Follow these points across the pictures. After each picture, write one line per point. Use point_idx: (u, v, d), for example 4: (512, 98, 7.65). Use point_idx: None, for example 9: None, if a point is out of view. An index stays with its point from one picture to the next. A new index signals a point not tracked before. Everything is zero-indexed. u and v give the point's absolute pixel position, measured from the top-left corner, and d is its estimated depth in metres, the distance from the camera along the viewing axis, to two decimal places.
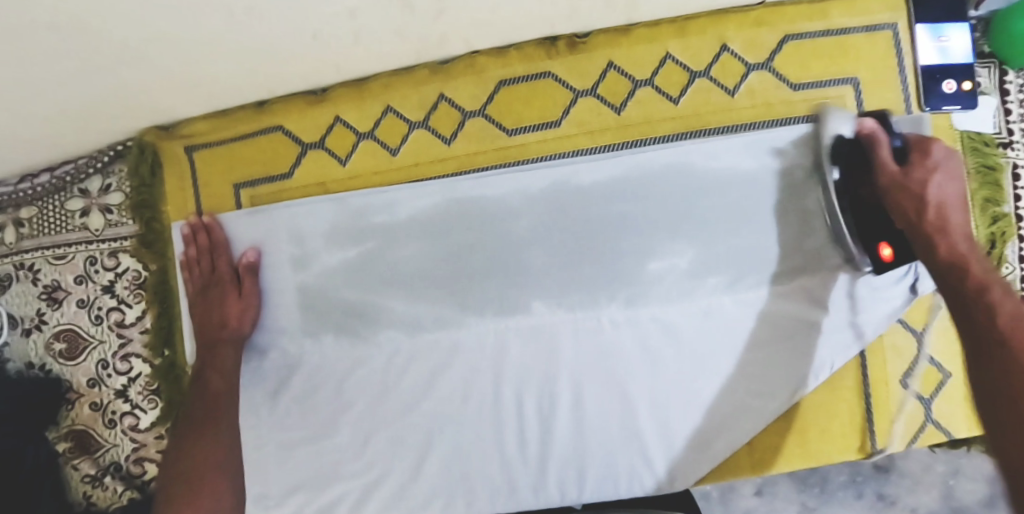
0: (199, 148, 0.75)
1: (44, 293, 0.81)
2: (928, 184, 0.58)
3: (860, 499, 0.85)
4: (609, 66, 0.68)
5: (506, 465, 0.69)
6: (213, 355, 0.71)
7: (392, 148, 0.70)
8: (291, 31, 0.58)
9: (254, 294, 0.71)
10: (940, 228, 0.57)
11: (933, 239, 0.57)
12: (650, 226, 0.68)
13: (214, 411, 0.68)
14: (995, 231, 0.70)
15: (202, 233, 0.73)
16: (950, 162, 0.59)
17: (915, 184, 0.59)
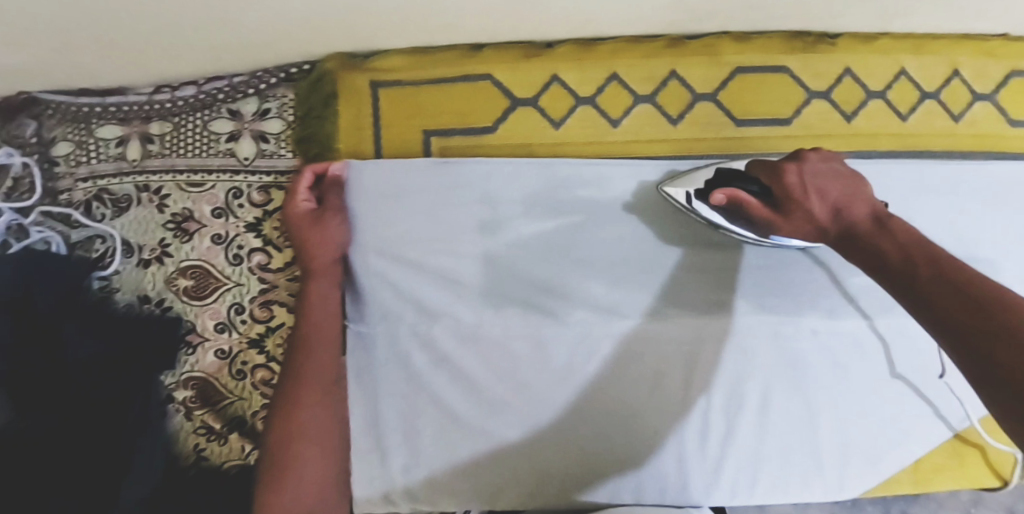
0: (386, 84, 0.66)
1: (171, 222, 0.72)
2: (807, 205, 0.53)
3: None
4: (846, 72, 0.66)
5: (683, 464, 0.67)
6: (299, 325, 0.65)
7: (613, 119, 0.66)
8: None
9: (343, 230, 0.64)
10: (853, 236, 0.52)
11: (854, 247, 0.52)
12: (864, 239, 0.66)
13: (297, 395, 0.66)
14: None
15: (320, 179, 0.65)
16: (804, 171, 0.54)
17: (798, 214, 0.54)
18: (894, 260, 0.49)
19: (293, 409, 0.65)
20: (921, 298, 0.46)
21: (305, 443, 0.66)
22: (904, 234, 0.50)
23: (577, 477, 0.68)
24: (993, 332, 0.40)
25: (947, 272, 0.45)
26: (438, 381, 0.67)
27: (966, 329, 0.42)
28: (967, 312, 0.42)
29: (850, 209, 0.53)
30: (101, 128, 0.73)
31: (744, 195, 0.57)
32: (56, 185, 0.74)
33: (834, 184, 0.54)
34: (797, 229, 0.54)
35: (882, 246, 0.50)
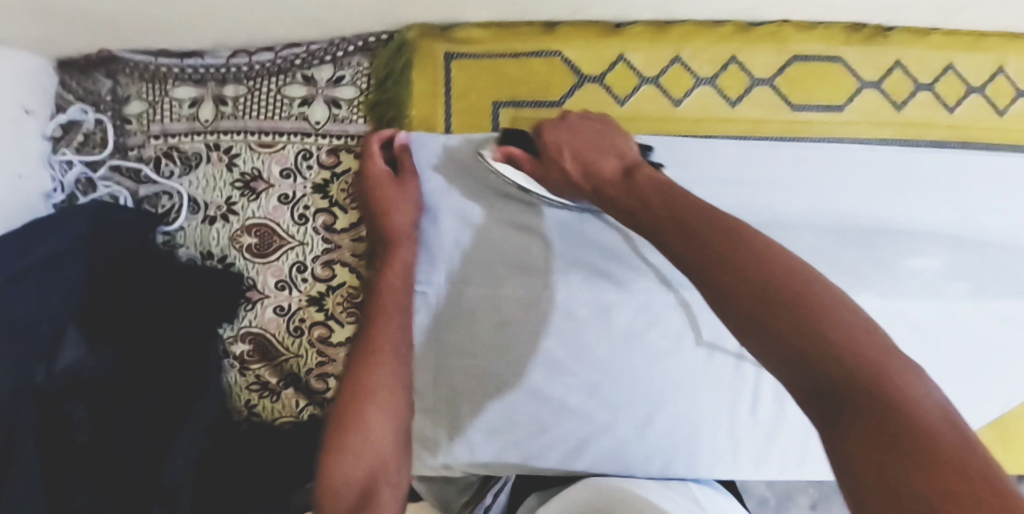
0: (461, 56, 0.70)
1: (239, 181, 0.74)
2: (559, 161, 0.57)
3: None
4: (897, 65, 0.69)
5: (734, 436, 0.69)
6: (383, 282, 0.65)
7: (675, 99, 0.69)
8: None
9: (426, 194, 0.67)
10: (598, 185, 0.53)
11: (598, 198, 0.53)
12: (909, 221, 0.70)
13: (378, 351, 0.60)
14: None
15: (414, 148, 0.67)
16: (558, 129, 0.58)
17: (552, 168, 0.58)
18: (634, 204, 0.47)
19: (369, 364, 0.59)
20: (665, 240, 0.42)
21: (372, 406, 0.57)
22: (641, 182, 0.50)
23: (632, 446, 0.69)
24: (731, 266, 0.37)
25: (682, 210, 0.43)
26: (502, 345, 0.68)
27: (702, 263, 0.38)
28: (710, 246, 0.39)
29: (599, 166, 0.54)
30: (176, 88, 0.75)
31: (516, 153, 0.63)
32: (127, 141, 0.76)
33: (586, 140, 0.57)
34: (558, 180, 0.59)
35: (620, 194, 0.50)
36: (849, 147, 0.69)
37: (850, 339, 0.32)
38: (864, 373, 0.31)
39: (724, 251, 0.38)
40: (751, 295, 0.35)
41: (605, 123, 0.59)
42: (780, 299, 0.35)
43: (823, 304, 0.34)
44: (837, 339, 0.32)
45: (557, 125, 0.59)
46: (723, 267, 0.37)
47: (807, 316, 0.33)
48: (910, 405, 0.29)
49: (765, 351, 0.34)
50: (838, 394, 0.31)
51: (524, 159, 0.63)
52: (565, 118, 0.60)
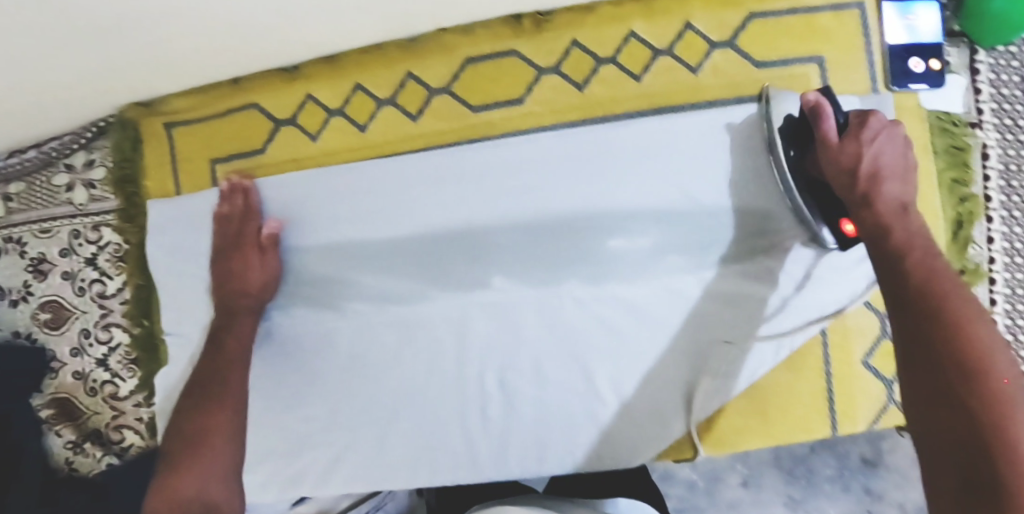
0: (178, 125, 0.77)
1: (30, 265, 0.83)
2: (851, 148, 0.56)
3: (847, 493, 1.00)
4: (573, 45, 0.69)
5: (471, 437, 0.71)
6: (229, 321, 0.71)
7: (361, 125, 0.72)
8: (265, 18, 0.59)
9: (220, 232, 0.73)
10: (878, 234, 0.53)
11: (867, 210, 0.54)
12: (611, 198, 0.67)
13: (207, 382, 0.68)
14: (953, 176, 0.68)
15: (240, 195, 0.73)
16: (885, 126, 0.57)
17: (848, 145, 0.56)
18: (898, 237, 0.52)
19: (202, 394, 0.67)
20: (904, 309, 0.46)
21: (206, 432, 0.65)
22: (919, 222, 0.52)
23: (380, 457, 0.73)
24: (968, 350, 0.42)
25: (944, 283, 0.46)
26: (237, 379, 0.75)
27: (932, 339, 0.43)
28: (930, 325, 0.44)
29: (884, 177, 0.55)
30: None
31: (827, 110, 0.58)
32: None
33: (895, 149, 0.57)
34: (834, 163, 0.57)
35: (891, 223, 0.53)
36: (534, 137, 0.69)
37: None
38: (1010, 468, 0.37)
39: (965, 332, 0.43)
40: (955, 357, 0.42)
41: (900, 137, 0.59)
42: (988, 386, 0.40)
43: (992, 381, 0.40)
44: (1013, 409, 0.39)
45: (880, 118, 0.58)
46: (931, 311, 0.45)
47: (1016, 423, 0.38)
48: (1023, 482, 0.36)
49: (943, 424, 0.41)
50: (975, 465, 0.38)
51: (832, 126, 0.58)
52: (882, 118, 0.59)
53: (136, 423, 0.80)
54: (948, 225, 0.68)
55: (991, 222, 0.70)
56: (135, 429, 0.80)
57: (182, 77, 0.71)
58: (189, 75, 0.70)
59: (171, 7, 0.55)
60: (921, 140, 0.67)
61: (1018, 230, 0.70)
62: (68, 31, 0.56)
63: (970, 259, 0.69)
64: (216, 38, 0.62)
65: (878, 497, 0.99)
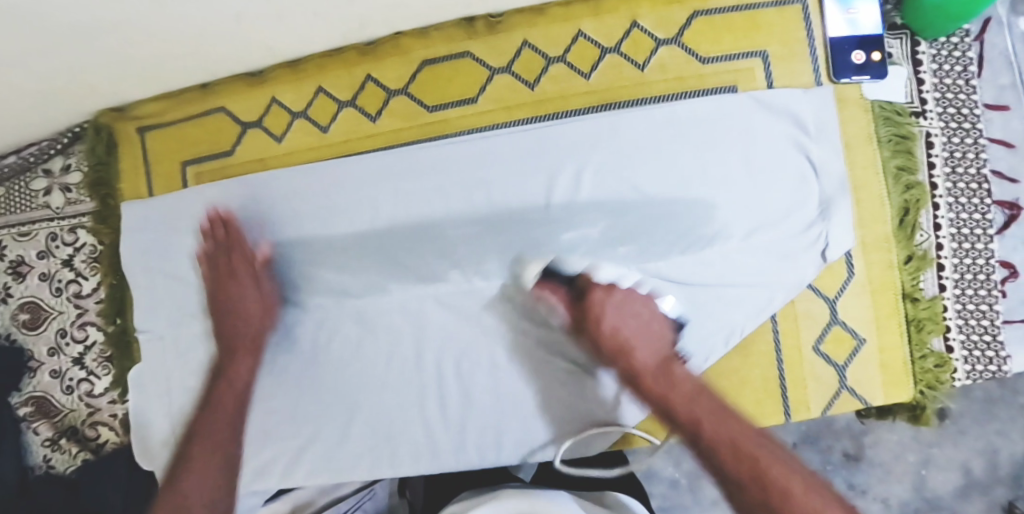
0: (150, 128, 0.81)
1: (10, 268, 0.85)
2: (616, 335, 0.65)
3: None
4: (525, 45, 0.71)
5: (431, 427, 0.73)
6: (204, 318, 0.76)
7: (324, 126, 0.75)
8: (219, 23, 0.61)
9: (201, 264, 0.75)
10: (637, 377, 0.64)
11: (648, 389, 0.64)
12: (562, 193, 0.70)
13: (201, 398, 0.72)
14: (897, 165, 0.70)
15: (221, 229, 0.74)
16: (776, 163, 0.67)
17: (618, 346, 0.65)
18: (683, 414, 0.62)
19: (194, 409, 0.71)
20: (702, 450, 0.60)
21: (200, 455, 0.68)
22: (674, 387, 0.63)
23: (345, 448, 0.75)
24: (753, 464, 0.58)
25: (703, 424, 0.61)
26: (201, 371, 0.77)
27: (726, 467, 0.58)
28: (728, 463, 0.58)
29: (637, 351, 0.65)
30: None
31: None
32: None
33: (787, 185, 0.68)
34: (611, 356, 0.66)
35: (664, 392, 0.63)
36: (486, 134, 0.71)
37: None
38: None
39: (754, 453, 0.58)
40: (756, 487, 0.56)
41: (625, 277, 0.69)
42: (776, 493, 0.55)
43: (784, 492, 0.55)
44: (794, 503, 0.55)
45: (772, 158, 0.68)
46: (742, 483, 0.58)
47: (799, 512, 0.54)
48: None
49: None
50: None
51: (606, 324, 0.65)
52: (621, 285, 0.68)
53: (111, 419, 0.82)
54: (895, 212, 0.70)
55: (938, 210, 0.71)
56: (110, 426, 0.82)
57: (150, 80, 0.74)
58: (156, 78, 0.73)
59: (133, 18, 0.58)
60: (863, 131, 0.70)
61: (964, 216, 0.71)
62: (42, 43, 0.59)
63: (918, 245, 0.71)
64: (178, 44, 0.65)
65: None
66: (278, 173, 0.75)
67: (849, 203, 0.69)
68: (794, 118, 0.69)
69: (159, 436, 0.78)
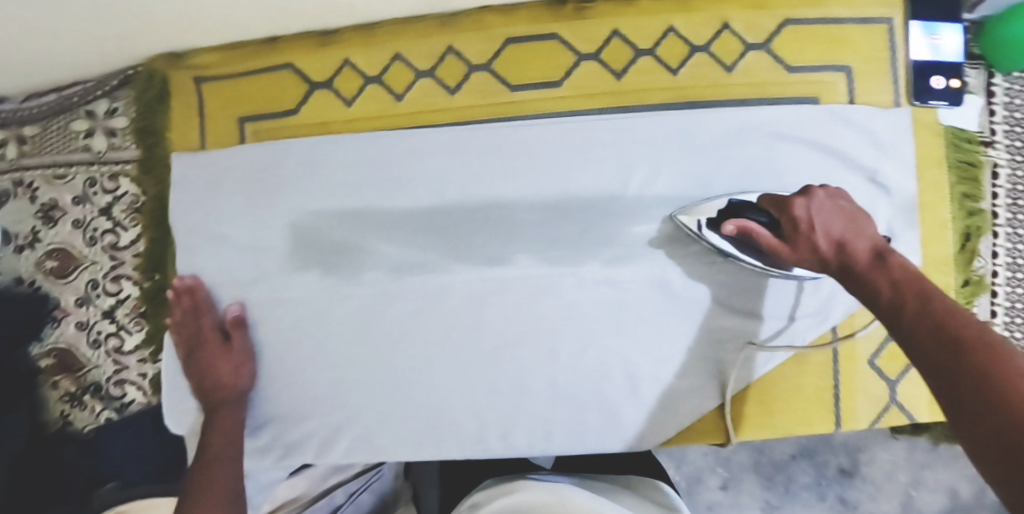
0: (206, 80, 0.76)
1: (40, 211, 0.82)
2: (812, 238, 0.58)
3: (823, 501, 1.03)
4: (614, 34, 0.70)
5: (478, 413, 0.71)
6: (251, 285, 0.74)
7: (397, 94, 0.72)
8: None
9: (189, 308, 0.74)
10: (851, 268, 0.56)
11: (852, 278, 0.56)
12: (635, 188, 0.70)
13: (224, 391, 0.72)
14: (963, 191, 0.72)
15: (185, 297, 0.73)
16: (814, 199, 0.59)
17: (802, 245, 0.59)
18: (890, 299, 0.52)
19: (221, 397, 0.72)
20: (907, 329, 0.49)
21: (217, 464, 0.70)
22: (900, 272, 0.53)
23: (381, 429, 0.72)
24: (965, 367, 0.42)
25: (938, 302, 0.48)
26: (235, 337, 0.73)
27: (945, 360, 0.44)
28: (948, 362, 0.44)
29: (852, 244, 0.57)
30: None
31: (754, 226, 0.61)
32: None
33: (840, 220, 0.59)
34: (802, 257, 0.59)
35: (876, 281, 0.54)
36: (567, 120, 0.70)
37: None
38: None
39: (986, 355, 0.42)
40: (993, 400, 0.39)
41: (848, 201, 0.60)
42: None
43: None
44: None
45: (806, 202, 0.59)
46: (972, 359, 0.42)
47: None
48: None
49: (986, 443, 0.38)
50: None
51: (765, 234, 0.60)
52: (814, 194, 0.60)
53: (138, 378, 0.79)
54: (957, 237, 0.72)
55: (997, 237, 0.74)
56: (137, 385, 0.78)
57: (218, 30, 0.71)
58: (222, 25, 0.69)
59: None
60: (936, 154, 0.71)
61: (1021, 247, 0.73)
62: None
63: (976, 270, 0.73)
64: None
65: (854, 507, 1.03)
66: (343, 138, 0.72)
67: (916, 223, 0.70)
68: (871, 134, 0.70)
69: (188, 400, 0.76)
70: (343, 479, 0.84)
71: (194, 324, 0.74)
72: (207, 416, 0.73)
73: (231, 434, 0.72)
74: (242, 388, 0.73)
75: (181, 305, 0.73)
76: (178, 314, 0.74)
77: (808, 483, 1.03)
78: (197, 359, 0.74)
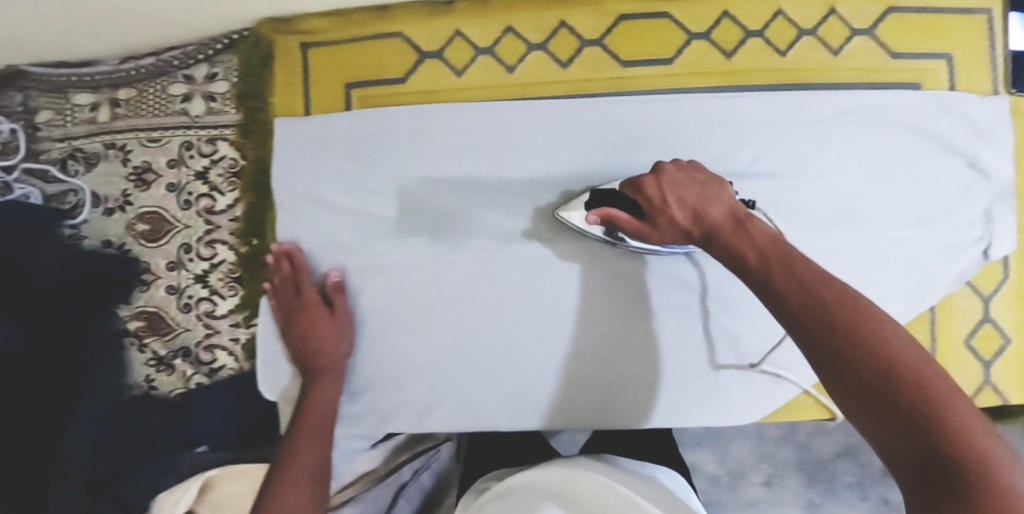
0: (313, 46, 0.76)
1: (132, 174, 0.81)
2: (669, 214, 0.61)
3: (866, 501, 1.04)
4: (724, 15, 0.72)
5: (583, 382, 0.73)
6: (359, 252, 0.74)
7: (509, 66, 0.73)
8: None
9: (288, 274, 0.74)
10: (710, 235, 0.58)
11: (712, 243, 0.58)
12: (743, 165, 0.71)
13: (325, 362, 0.72)
14: None
15: (285, 261, 0.74)
16: (665, 176, 0.63)
17: (663, 223, 0.62)
18: (750, 261, 0.53)
19: (320, 370, 0.72)
20: (775, 294, 0.50)
21: (309, 438, 0.70)
22: (756, 232, 0.55)
23: (481, 397, 0.73)
24: (841, 338, 0.44)
25: (794, 264, 0.51)
26: (340, 302, 0.73)
27: (819, 329, 0.45)
28: (825, 334, 0.45)
29: (708, 210, 0.59)
30: (76, 95, 0.83)
31: (616, 213, 0.65)
32: (36, 146, 0.84)
33: (693, 189, 0.62)
34: (664, 233, 0.62)
35: (735, 244, 0.55)
36: (677, 98, 0.71)
37: (980, 438, 0.38)
38: (951, 438, 0.38)
39: (854, 323, 0.45)
40: (873, 371, 0.42)
41: (700, 170, 0.64)
42: (903, 389, 0.41)
43: (924, 380, 0.41)
44: (940, 397, 0.40)
45: (657, 180, 0.63)
46: (838, 328, 0.45)
47: (935, 407, 0.40)
48: (963, 445, 0.38)
49: (870, 417, 0.42)
50: (931, 470, 0.38)
51: (627, 220, 0.64)
52: (664, 170, 0.64)
53: (230, 343, 0.78)
54: None
55: None
56: (228, 351, 0.78)
57: None
58: None
59: None
60: None
61: None
62: None
63: None
64: None
65: (896, 507, 1.04)
66: (457, 108, 0.73)
67: (1014, 208, 0.72)
68: (970, 121, 0.72)
69: (286, 367, 0.76)
70: (407, 457, 0.81)
71: (292, 290, 0.74)
72: (303, 386, 0.73)
73: (327, 406, 0.72)
74: (343, 355, 0.73)
75: (282, 270, 0.73)
76: (275, 279, 0.74)
77: (850, 482, 1.04)
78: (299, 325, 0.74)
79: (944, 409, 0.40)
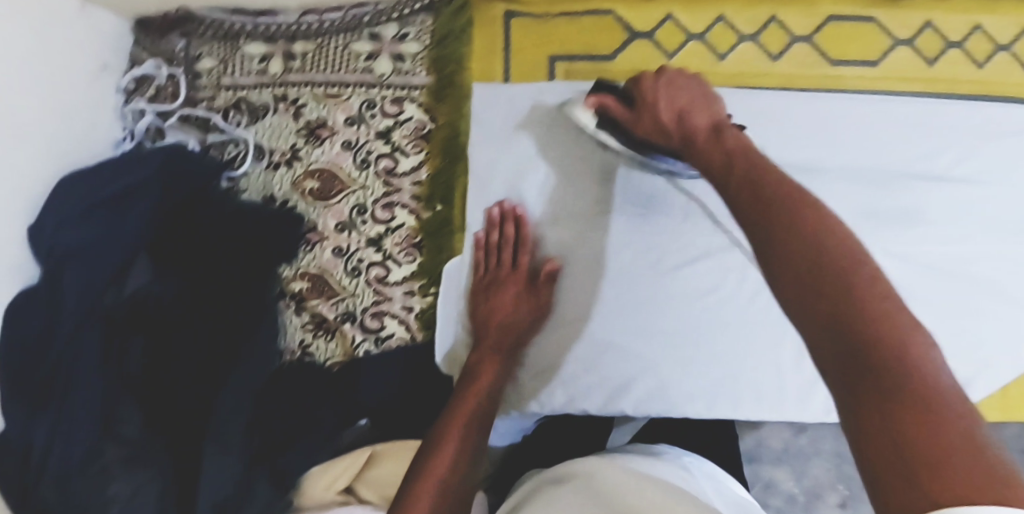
0: (519, 15, 0.75)
1: (304, 129, 0.78)
2: (653, 109, 0.62)
3: None
4: (927, 25, 0.75)
5: (782, 373, 0.71)
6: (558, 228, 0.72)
7: (721, 54, 0.74)
8: None
9: (513, 239, 0.71)
10: (686, 137, 0.58)
11: (687, 147, 0.58)
12: (942, 168, 0.73)
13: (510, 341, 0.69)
14: None
15: (510, 224, 0.71)
16: (660, 83, 0.63)
17: (647, 116, 0.63)
18: (717, 168, 0.52)
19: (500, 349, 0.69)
20: (748, 222, 0.45)
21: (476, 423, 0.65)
22: (732, 144, 0.54)
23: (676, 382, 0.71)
24: (821, 270, 0.38)
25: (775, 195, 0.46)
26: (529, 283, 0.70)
27: (790, 257, 0.40)
28: (796, 260, 0.39)
29: (692, 114, 0.59)
30: (247, 44, 0.79)
31: (608, 99, 0.67)
32: (197, 95, 0.79)
33: (684, 93, 0.61)
34: (648, 128, 0.63)
35: (708, 150, 0.55)
36: (884, 98, 0.73)
37: (942, 393, 0.31)
38: (900, 376, 0.32)
39: (830, 257, 0.39)
40: (827, 301, 0.36)
41: (700, 81, 0.63)
42: (869, 327, 0.34)
43: (893, 328, 0.34)
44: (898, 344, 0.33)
45: (656, 78, 0.63)
46: (804, 258, 0.39)
47: (896, 349, 0.33)
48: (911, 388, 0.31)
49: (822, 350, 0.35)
50: (866, 401, 0.32)
51: (617, 105, 0.67)
52: (664, 71, 0.63)
53: (401, 311, 0.76)
54: None
55: None
56: (399, 319, 0.75)
57: None
58: None
59: None
60: None
61: None
62: None
63: None
64: None
65: None
66: None
67: None
68: None
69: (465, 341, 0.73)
70: None
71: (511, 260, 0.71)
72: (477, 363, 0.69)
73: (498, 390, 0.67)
74: (526, 339, 0.70)
75: (507, 232, 0.71)
76: (493, 236, 0.72)
77: None
78: (484, 301, 0.71)
79: (905, 354, 0.33)
